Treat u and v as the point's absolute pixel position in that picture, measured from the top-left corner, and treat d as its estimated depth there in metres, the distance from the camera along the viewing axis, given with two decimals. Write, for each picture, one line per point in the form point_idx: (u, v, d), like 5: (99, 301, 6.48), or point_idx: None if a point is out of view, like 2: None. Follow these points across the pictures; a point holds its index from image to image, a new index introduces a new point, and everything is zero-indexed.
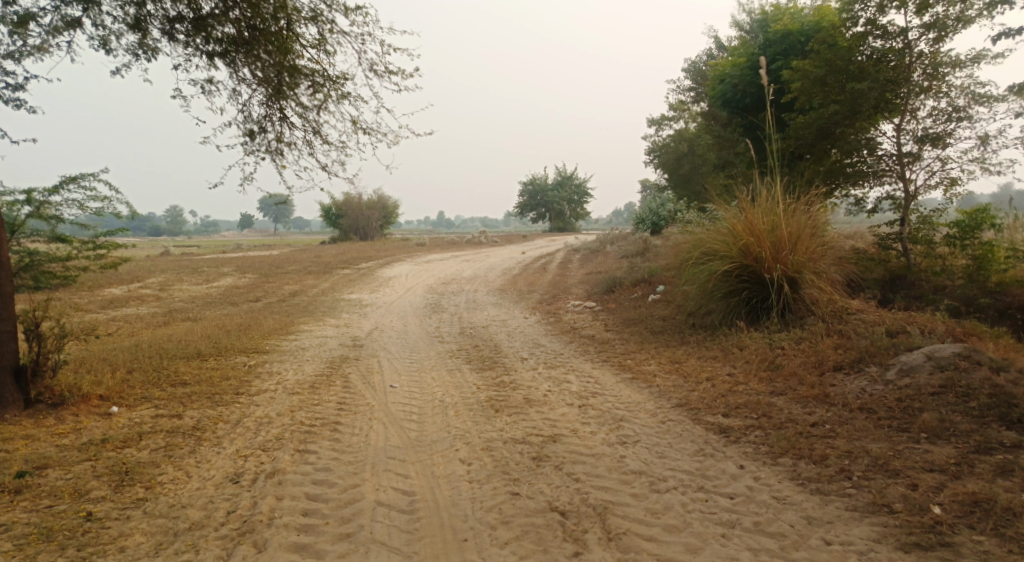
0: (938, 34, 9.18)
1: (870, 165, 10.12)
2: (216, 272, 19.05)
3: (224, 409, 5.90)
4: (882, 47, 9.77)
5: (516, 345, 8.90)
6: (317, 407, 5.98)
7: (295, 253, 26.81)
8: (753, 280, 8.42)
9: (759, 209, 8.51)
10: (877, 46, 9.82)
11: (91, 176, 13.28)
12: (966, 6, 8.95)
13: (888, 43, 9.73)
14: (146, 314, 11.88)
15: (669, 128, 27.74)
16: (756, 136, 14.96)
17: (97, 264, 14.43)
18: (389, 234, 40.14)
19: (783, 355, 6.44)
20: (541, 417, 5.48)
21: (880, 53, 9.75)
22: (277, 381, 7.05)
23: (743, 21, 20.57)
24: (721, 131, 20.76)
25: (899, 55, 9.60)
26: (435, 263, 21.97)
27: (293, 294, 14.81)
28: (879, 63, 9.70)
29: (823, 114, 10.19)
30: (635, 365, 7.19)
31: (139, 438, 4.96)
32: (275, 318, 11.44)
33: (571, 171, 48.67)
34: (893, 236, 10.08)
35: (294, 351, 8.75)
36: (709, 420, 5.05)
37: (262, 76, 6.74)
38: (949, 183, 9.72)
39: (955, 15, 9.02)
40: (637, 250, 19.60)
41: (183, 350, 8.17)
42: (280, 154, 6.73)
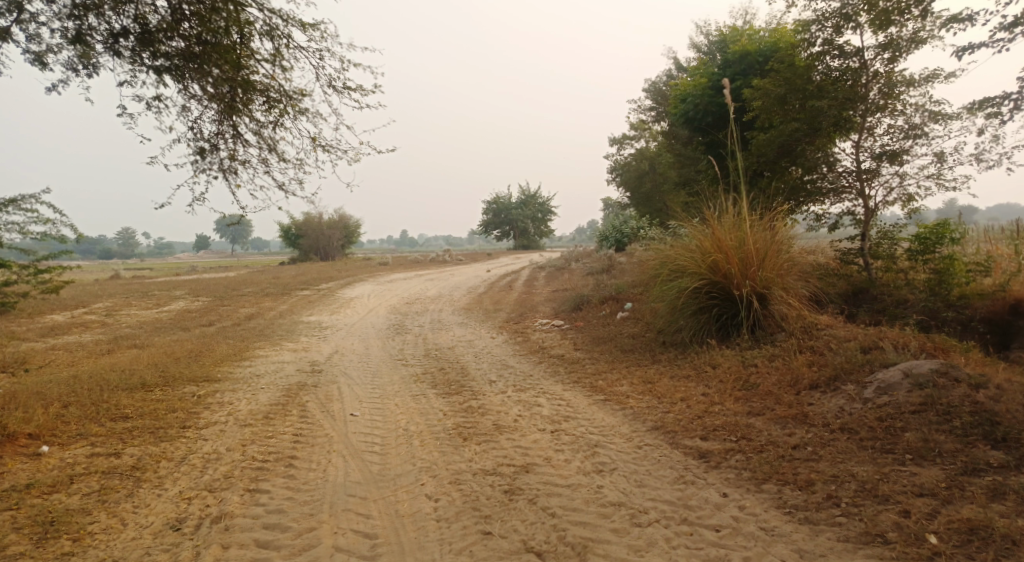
0: (892, 54, 9.31)
1: (830, 182, 10.18)
2: (170, 296, 18.33)
3: (169, 445, 5.47)
4: (840, 66, 9.88)
5: (484, 367, 8.61)
6: (272, 440, 5.59)
7: (254, 274, 26.07)
8: (722, 296, 8.31)
9: (726, 225, 8.43)
10: (834, 65, 9.92)
11: (32, 198, 12.80)
12: (919, 27, 9.11)
13: (844, 63, 9.84)
14: (90, 341, 11.25)
15: (630, 146, 27.95)
16: (718, 154, 15.05)
17: (39, 289, 13.75)
18: (351, 254, 39.49)
19: (757, 373, 6.29)
20: (511, 444, 5.19)
21: (838, 72, 9.86)
22: (229, 411, 6.61)
23: (700, 43, 20.87)
24: (681, 149, 20.93)
25: (856, 75, 9.72)
26: (398, 283, 21.55)
27: (251, 317, 14.26)
28: (837, 83, 9.82)
29: (784, 131, 10.24)
30: (607, 386, 6.97)
31: (71, 481, 4.51)
32: (230, 343, 10.94)
33: (534, 190, 48.83)
34: (854, 252, 10.23)
35: (249, 378, 8.29)
36: (687, 444, 4.84)
37: (213, 92, 6.39)
38: (907, 199, 9.84)
39: (908, 36, 9.17)
40: (603, 267, 19.51)
41: (128, 380, 7.66)
42: (233, 174, 6.38)
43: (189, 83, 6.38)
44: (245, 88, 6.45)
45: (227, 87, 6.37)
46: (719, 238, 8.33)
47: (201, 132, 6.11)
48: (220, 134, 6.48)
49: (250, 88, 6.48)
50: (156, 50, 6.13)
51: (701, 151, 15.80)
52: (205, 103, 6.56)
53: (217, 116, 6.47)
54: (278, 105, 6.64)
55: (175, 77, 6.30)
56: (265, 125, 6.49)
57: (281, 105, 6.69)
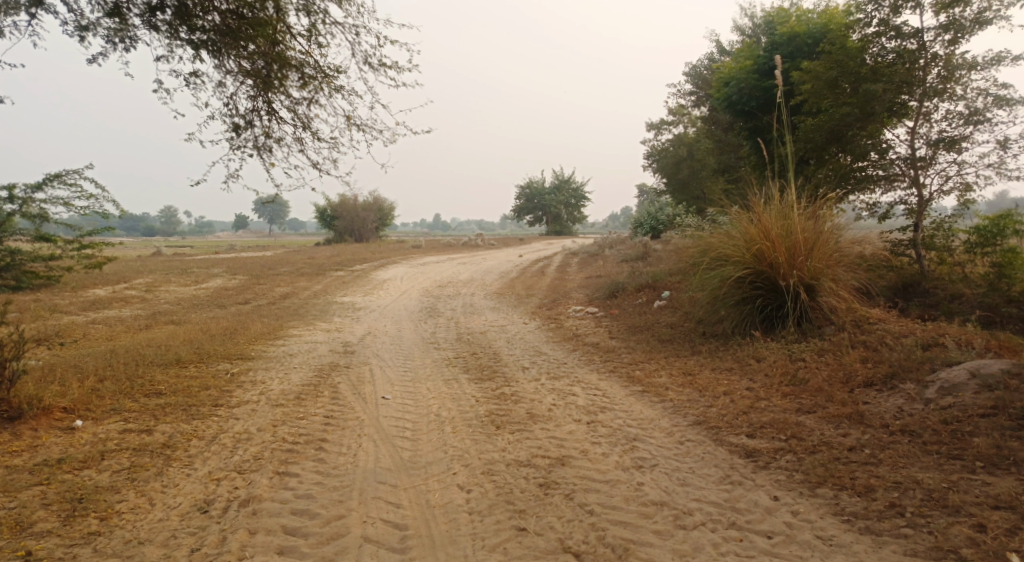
0: (954, 35, 8.74)
1: (882, 169, 9.66)
2: (207, 274, 18.54)
3: (200, 423, 5.41)
4: (896, 47, 9.33)
5: (517, 353, 8.43)
6: (303, 422, 5.49)
7: (289, 254, 26.29)
8: (767, 287, 7.96)
9: (773, 212, 8.07)
10: (890, 47, 9.38)
11: (75, 173, 13.09)
12: (985, 6, 8.54)
13: (901, 44, 9.29)
14: (128, 316, 11.39)
15: (668, 132, 27.33)
16: (762, 140, 14.50)
17: (83, 263, 14.02)
18: (384, 237, 39.60)
19: (806, 369, 6.00)
20: (546, 435, 4.99)
21: (894, 54, 9.33)
22: (261, 391, 6.55)
23: (744, 25, 20.18)
24: (721, 135, 20.34)
25: (913, 57, 9.18)
26: (431, 266, 21.47)
27: (285, 297, 14.32)
28: (893, 65, 9.29)
29: (833, 117, 9.77)
30: (645, 377, 6.73)
31: (102, 457, 4.47)
32: (264, 322, 10.95)
33: (569, 175, 48.35)
34: (905, 243, 9.74)
35: (282, 357, 8.26)
36: (733, 441, 4.59)
37: (249, 68, 6.29)
38: (965, 189, 9.31)
39: (973, 16, 8.60)
40: (638, 254, 19.14)
41: (162, 356, 7.67)
42: (268, 151, 6.30)
43: (224, 59, 6.29)
44: (281, 64, 6.33)
45: (263, 63, 6.26)
46: (766, 225, 7.98)
47: (236, 108, 6.03)
48: (255, 110, 6.40)
49: (285, 64, 6.35)
50: (192, 25, 6.04)
51: (743, 137, 15.27)
52: (241, 78, 6.45)
53: (253, 92, 6.38)
54: (314, 82, 6.51)
55: (211, 52, 6.21)
56: (300, 103, 6.38)
57: (317, 82, 6.56)
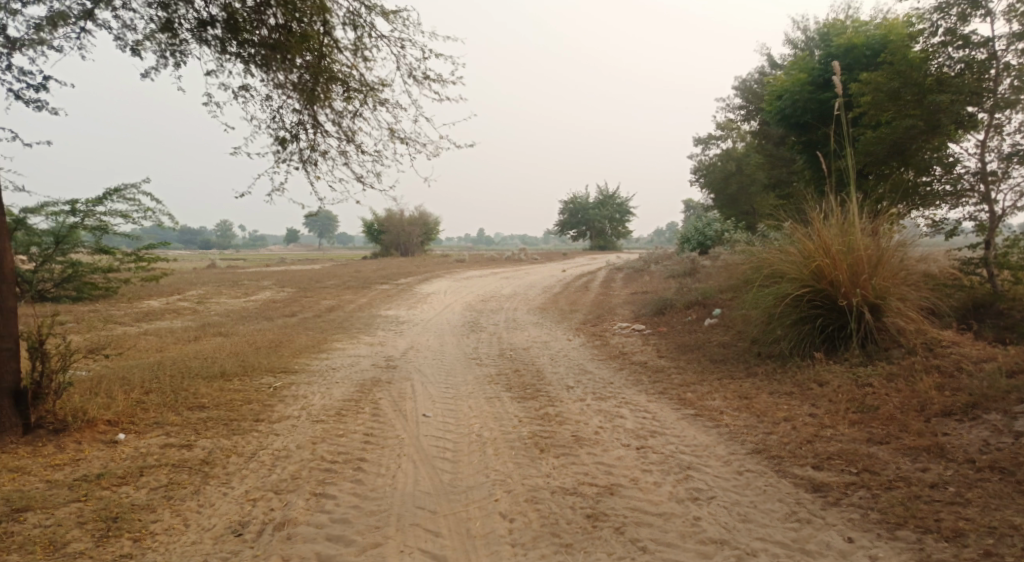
0: None
1: (948, 185, 9.05)
2: (256, 286, 18.85)
3: (240, 439, 5.33)
4: (964, 57, 8.75)
5: (561, 371, 8.18)
6: (343, 439, 5.36)
7: (335, 267, 26.60)
8: (827, 306, 7.54)
9: (833, 227, 7.67)
10: (957, 57, 8.80)
11: (134, 189, 13.48)
12: None
13: (969, 53, 8.71)
14: (178, 328, 11.56)
15: (716, 146, 26.78)
16: (817, 154, 13.97)
17: (139, 276, 14.38)
18: (429, 251, 39.85)
19: (874, 395, 5.59)
20: (593, 460, 4.73)
21: (962, 64, 8.74)
22: (302, 406, 6.46)
23: (797, 37, 19.65)
24: (773, 149, 19.76)
25: (983, 68, 8.59)
26: (474, 280, 21.39)
27: (330, 310, 14.39)
28: (961, 75, 8.71)
29: (895, 130, 9.28)
30: (698, 399, 6.41)
31: (141, 473, 4.40)
32: (308, 335, 10.97)
33: (614, 190, 47.94)
34: (976, 262, 9.11)
35: (324, 371, 8.19)
36: (797, 473, 4.26)
37: (295, 82, 6.30)
38: None
39: None
40: (685, 270, 18.66)
41: (207, 368, 7.68)
42: (313, 165, 6.30)
43: (272, 73, 6.32)
44: (327, 77, 6.32)
45: (310, 76, 6.27)
46: (826, 241, 7.58)
47: (282, 122, 6.04)
48: (301, 124, 6.40)
49: (331, 77, 6.35)
50: (242, 39, 6.09)
51: (798, 151, 14.75)
52: (288, 92, 6.47)
53: (299, 105, 6.39)
54: (359, 96, 6.48)
55: (259, 66, 6.25)
56: (345, 116, 6.36)
57: (362, 95, 6.53)
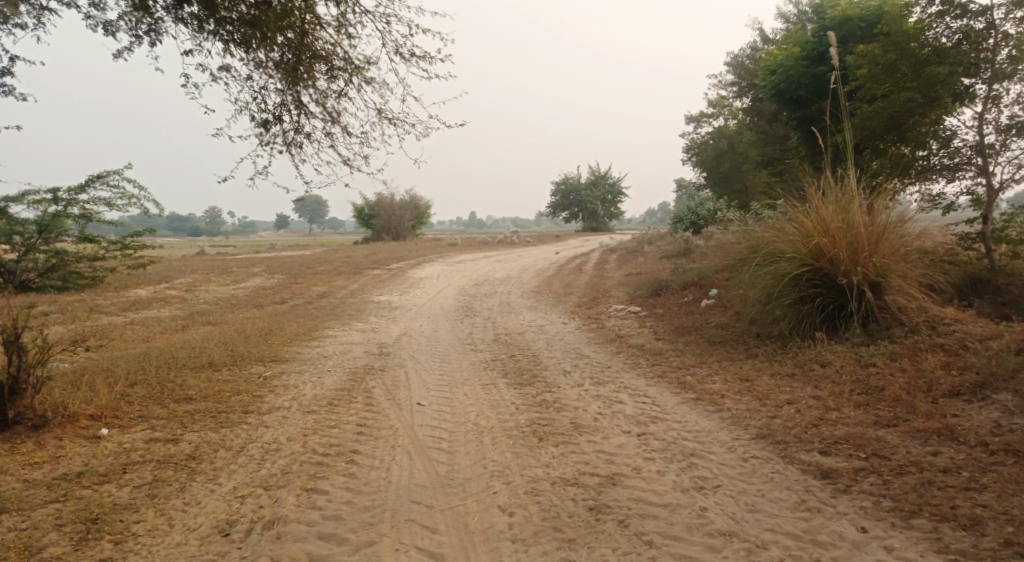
0: None
1: (945, 159, 8.89)
2: (246, 273, 18.58)
3: (228, 432, 5.16)
4: (962, 27, 8.59)
5: (557, 355, 8.03)
6: (335, 431, 5.20)
7: (326, 252, 26.32)
8: (827, 285, 7.41)
9: (832, 204, 7.53)
10: (956, 27, 8.63)
11: (116, 172, 13.18)
12: None
13: (968, 23, 8.55)
14: (166, 316, 11.34)
15: (708, 124, 26.55)
16: (812, 130, 13.79)
17: (126, 263, 14.09)
18: (421, 234, 39.52)
19: (878, 377, 5.48)
20: (593, 449, 4.59)
21: (960, 34, 8.58)
22: (293, 396, 6.29)
23: (789, 12, 19.42)
24: (765, 126, 19.58)
25: (982, 37, 8.44)
26: (467, 264, 21.17)
27: (321, 296, 14.16)
28: (960, 46, 8.55)
29: (891, 104, 9.10)
30: (698, 383, 6.28)
31: (124, 470, 4.23)
32: (298, 322, 10.75)
33: (606, 171, 47.67)
34: (973, 237, 9.03)
35: (315, 359, 8.01)
36: (804, 459, 4.14)
37: (277, 61, 6.08)
38: None
39: None
40: (679, 250, 18.53)
41: (194, 359, 7.47)
42: (298, 147, 6.17)
43: (253, 52, 6.10)
44: (310, 55, 6.11)
45: (292, 55, 6.06)
46: (824, 219, 7.44)
47: (265, 103, 5.87)
48: (284, 105, 6.23)
49: (315, 55, 6.13)
50: (220, 17, 5.85)
51: (792, 127, 14.56)
52: (270, 71, 6.23)
53: (282, 85, 6.20)
54: (343, 74, 6.27)
55: (239, 45, 6.03)
56: (330, 97, 6.17)
57: (347, 73, 6.31)
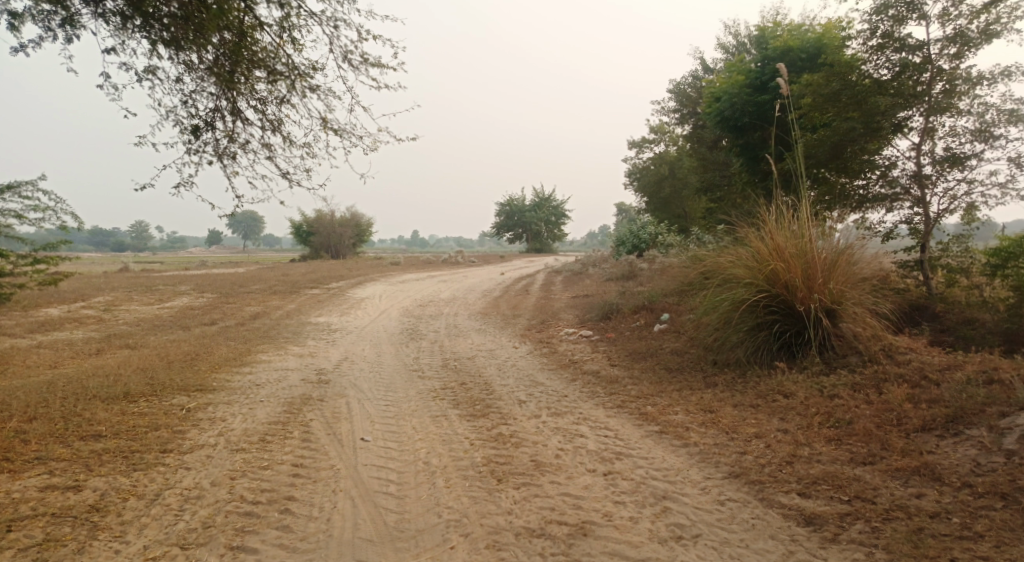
0: (960, 49, 7.93)
1: (885, 188, 8.94)
2: (173, 291, 17.48)
3: (142, 475, 4.56)
4: (900, 61, 8.72)
5: (510, 383, 7.63)
6: (268, 473, 4.66)
7: (262, 270, 25.23)
8: (784, 312, 7.28)
9: (786, 230, 7.46)
10: (894, 60, 8.76)
11: (32, 183, 12.12)
12: (993, 18, 7.79)
13: (906, 57, 8.69)
14: (80, 339, 10.36)
15: (650, 150, 26.95)
16: (756, 156, 13.98)
17: (36, 281, 12.86)
18: (362, 252, 38.62)
19: (844, 408, 5.31)
20: (557, 492, 4.20)
21: (897, 68, 8.71)
22: (220, 431, 5.66)
23: (728, 42, 19.88)
24: (706, 152, 19.91)
25: (918, 71, 8.58)
26: (410, 284, 20.58)
27: (254, 317, 13.34)
28: (898, 79, 8.68)
29: (834, 132, 9.14)
30: (660, 414, 5.99)
31: (9, 529, 3.61)
32: (229, 345, 10.00)
33: (549, 193, 47.96)
34: (912, 264, 9.16)
35: (247, 388, 7.36)
36: (784, 501, 3.86)
37: (210, 64, 5.66)
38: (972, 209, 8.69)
39: (980, 28, 7.83)
40: (625, 273, 18.48)
41: (108, 388, 6.72)
42: (230, 156, 6.07)
43: (184, 53, 5.68)
44: (248, 59, 5.72)
45: (228, 60, 5.66)
46: (779, 245, 7.35)
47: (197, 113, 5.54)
48: (217, 111, 5.95)
49: (253, 59, 5.76)
50: (147, 15, 5.33)
51: (735, 153, 14.69)
52: (202, 74, 5.80)
53: (215, 90, 5.85)
54: (284, 80, 5.93)
55: (168, 46, 5.57)
56: (268, 104, 6.01)
57: (288, 80, 5.97)
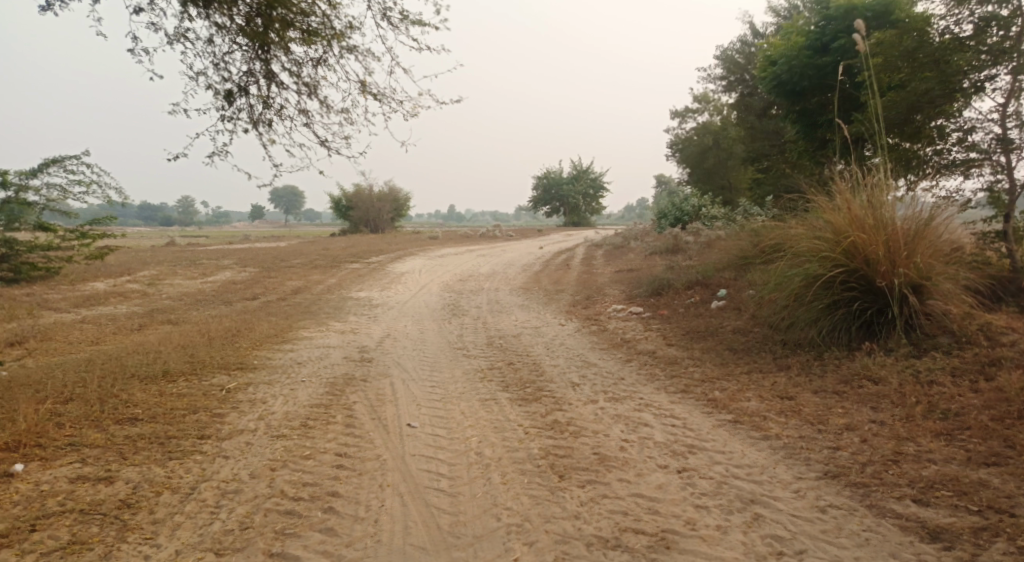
0: None
1: (960, 155, 7.92)
2: (215, 266, 17.43)
3: (178, 465, 4.25)
4: (984, 13, 7.59)
5: (561, 364, 7.16)
6: (310, 463, 4.31)
7: (300, 245, 25.23)
8: (863, 287, 6.59)
9: (866, 198, 6.74)
10: (979, 13, 7.63)
11: (78, 158, 12.03)
12: None
13: (990, 9, 7.55)
14: (122, 314, 10.24)
15: (693, 119, 25.92)
16: (814, 124, 13.05)
17: (81, 256, 12.79)
18: (400, 227, 38.43)
19: (946, 399, 4.71)
20: (629, 492, 3.75)
21: (980, 23, 7.60)
22: (260, 415, 5.36)
23: (780, 4, 18.77)
24: (755, 121, 18.88)
25: (1004, 25, 7.45)
26: (449, 258, 20.23)
27: (295, 292, 13.11)
28: (981, 35, 7.58)
29: (905, 94, 8.17)
30: (730, 401, 5.46)
31: (33, 528, 3.34)
32: (269, 322, 9.75)
33: (588, 166, 47.02)
34: (993, 236, 8.15)
35: (287, 367, 7.06)
36: (898, 510, 3.35)
37: (242, 24, 5.29)
38: None
39: None
40: (670, 246, 17.76)
41: (146, 367, 6.47)
42: (266, 123, 5.76)
43: (213, 12, 5.31)
44: (281, 16, 5.32)
45: (260, 19, 5.27)
46: (858, 216, 6.63)
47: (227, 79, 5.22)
48: (251, 74, 5.60)
49: (286, 16, 5.35)
50: None
51: (791, 120, 13.70)
52: (235, 36, 5.44)
53: (248, 51, 5.49)
54: (320, 40, 5.50)
55: (197, 5, 5.21)
56: (304, 66, 5.64)
57: (324, 40, 5.53)
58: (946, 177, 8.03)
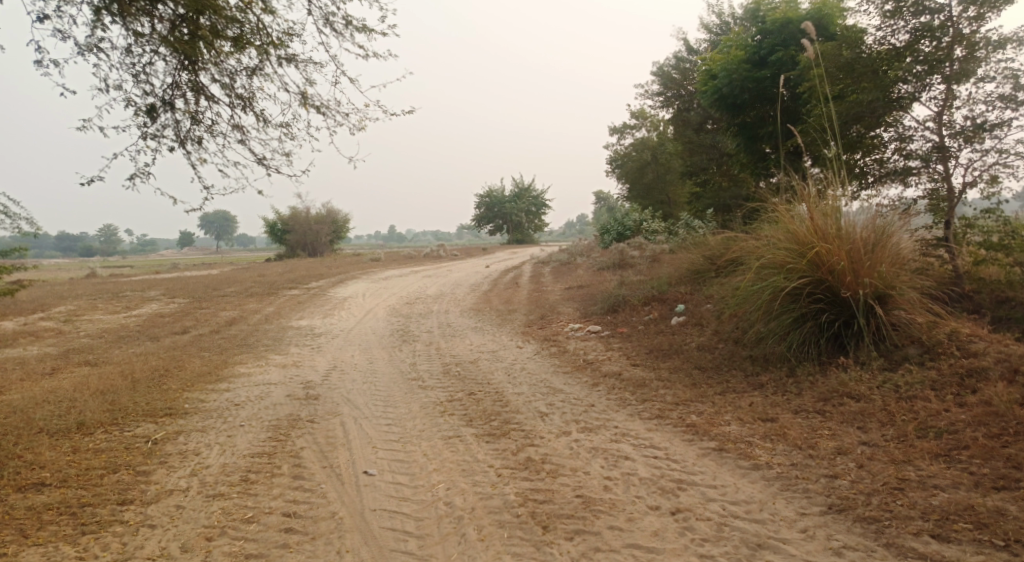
0: None
1: (897, 163, 7.84)
2: (141, 297, 16.24)
3: (93, 543, 3.61)
4: (918, 25, 7.57)
5: (524, 391, 6.74)
6: (253, 528, 3.73)
7: (235, 272, 24.00)
8: (829, 299, 6.42)
9: (825, 209, 6.61)
10: (913, 25, 7.62)
11: None
12: None
13: (923, 20, 7.53)
14: (33, 357, 9.23)
15: (631, 135, 26.14)
16: (752, 136, 13.14)
17: None
18: (340, 250, 37.34)
19: (934, 415, 4.50)
20: (623, 544, 3.37)
21: (914, 34, 7.58)
22: (194, 469, 4.71)
23: (711, 22, 19.12)
24: (692, 134, 18.95)
25: (936, 36, 7.42)
26: (393, 281, 19.55)
27: (230, 322, 12.25)
28: (913, 47, 7.56)
29: (846, 106, 8.14)
30: (710, 425, 5.15)
31: None
32: (202, 357, 8.95)
33: (528, 184, 47.08)
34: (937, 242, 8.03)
35: (224, 409, 6.37)
36: (919, 549, 3.09)
37: (165, 32, 4.78)
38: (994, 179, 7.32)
39: None
40: (617, 262, 17.65)
41: (58, 419, 5.68)
42: (194, 141, 5.21)
43: (131, 19, 4.77)
44: (209, 24, 4.84)
45: (186, 25, 4.78)
46: (820, 227, 6.48)
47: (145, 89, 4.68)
48: (176, 87, 5.06)
49: (215, 23, 4.88)
50: None
51: (731, 135, 13.76)
52: (158, 46, 4.92)
53: (172, 62, 4.97)
54: (253, 49, 5.05)
55: (112, 11, 4.68)
56: (236, 77, 5.16)
57: (259, 49, 5.07)
58: (887, 185, 8.00)
